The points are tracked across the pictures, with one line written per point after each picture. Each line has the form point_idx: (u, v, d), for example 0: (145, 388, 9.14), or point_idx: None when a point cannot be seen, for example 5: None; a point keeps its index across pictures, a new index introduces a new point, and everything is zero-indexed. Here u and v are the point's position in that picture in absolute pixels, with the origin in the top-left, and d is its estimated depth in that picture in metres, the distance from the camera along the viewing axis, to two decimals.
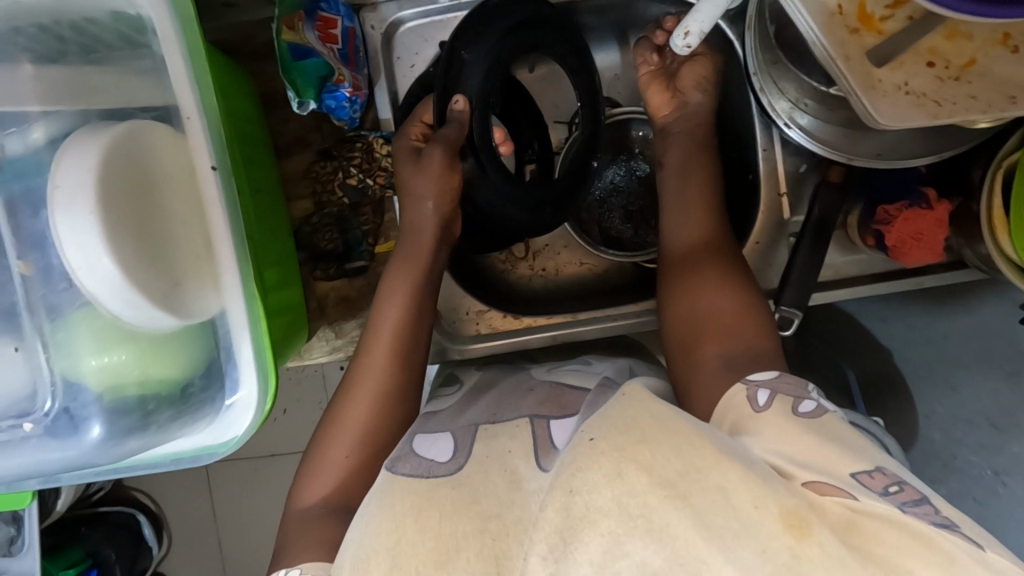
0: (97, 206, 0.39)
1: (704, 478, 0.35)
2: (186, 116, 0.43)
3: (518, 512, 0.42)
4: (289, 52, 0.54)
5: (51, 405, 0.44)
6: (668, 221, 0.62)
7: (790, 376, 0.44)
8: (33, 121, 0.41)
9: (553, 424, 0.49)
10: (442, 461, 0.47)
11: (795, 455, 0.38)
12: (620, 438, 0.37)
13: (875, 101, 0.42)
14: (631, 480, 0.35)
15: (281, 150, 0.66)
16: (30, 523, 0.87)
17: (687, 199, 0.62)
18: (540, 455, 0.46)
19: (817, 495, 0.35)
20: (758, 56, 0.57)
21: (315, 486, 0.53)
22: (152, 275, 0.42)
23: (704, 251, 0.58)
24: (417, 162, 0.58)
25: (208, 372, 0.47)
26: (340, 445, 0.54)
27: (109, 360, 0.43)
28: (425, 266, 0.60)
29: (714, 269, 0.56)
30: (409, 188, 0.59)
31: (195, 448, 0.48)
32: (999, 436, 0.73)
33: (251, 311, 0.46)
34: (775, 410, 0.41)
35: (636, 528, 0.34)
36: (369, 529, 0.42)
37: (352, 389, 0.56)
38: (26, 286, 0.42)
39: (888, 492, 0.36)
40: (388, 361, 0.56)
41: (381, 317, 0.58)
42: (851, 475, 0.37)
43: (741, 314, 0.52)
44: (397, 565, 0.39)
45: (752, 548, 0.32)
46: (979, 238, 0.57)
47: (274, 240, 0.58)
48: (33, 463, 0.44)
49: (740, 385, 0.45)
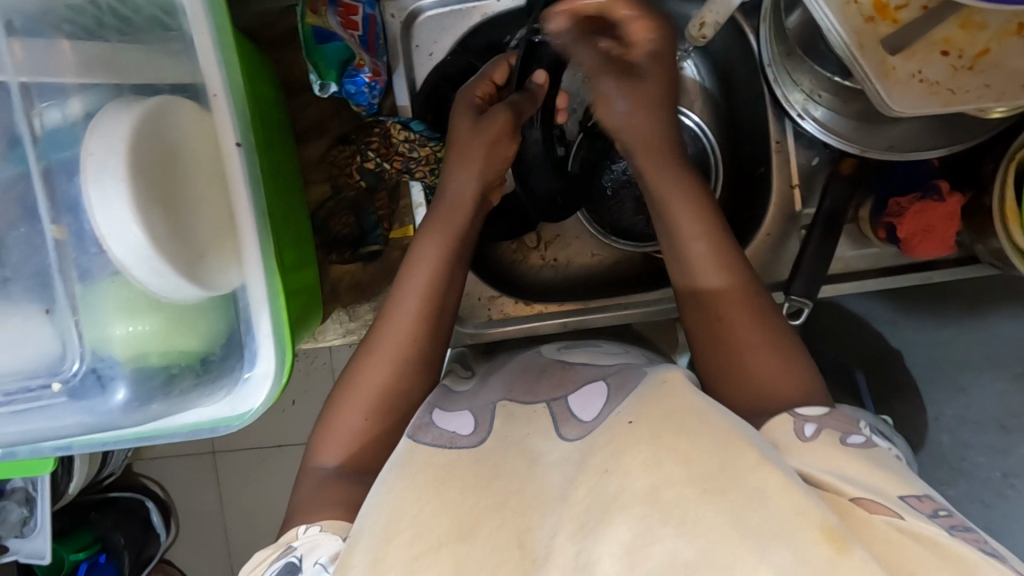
0: (128, 175, 0.40)
1: (742, 482, 0.36)
2: (211, 92, 0.44)
3: (539, 484, 0.43)
4: (312, 36, 0.55)
5: (79, 366, 0.45)
6: (678, 269, 0.53)
7: (839, 414, 0.44)
8: (69, 93, 0.42)
9: (572, 397, 0.48)
10: (464, 433, 0.48)
11: (843, 473, 0.39)
12: (661, 427, 0.40)
13: (888, 87, 0.43)
14: (669, 469, 0.38)
15: (298, 137, 0.68)
16: (42, 504, 0.89)
17: (707, 245, 0.52)
18: (562, 425, 0.46)
19: (865, 512, 0.36)
20: (772, 48, 0.58)
21: (330, 446, 0.54)
22: (177, 246, 0.42)
23: (739, 305, 0.50)
24: (476, 124, 0.60)
25: (227, 344, 0.49)
26: (357, 407, 0.54)
27: (136, 327, 0.45)
28: (456, 235, 0.58)
29: (746, 324, 0.49)
30: (458, 150, 0.60)
31: (213, 418, 0.48)
32: (1008, 439, 0.73)
33: (270, 288, 0.47)
34: (823, 440, 0.41)
35: (671, 518, 0.36)
36: (391, 495, 0.42)
37: (371, 360, 0.55)
38: (59, 249, 0.43)
39: (938, 515, 0.37)
40: (411, 331, 0.56)
41: (411, 283, 0.57)
42: (900, 496, 0.38)
43: (777, 347, 0.49)
44: (419, 534, 0.40)
45: (787, 548, 0.33)
46: (990, 233, 0.58)
47: (292, 222, 0.59)
48: (61, 423, 0.46)
49: (786, 416, 0.44)
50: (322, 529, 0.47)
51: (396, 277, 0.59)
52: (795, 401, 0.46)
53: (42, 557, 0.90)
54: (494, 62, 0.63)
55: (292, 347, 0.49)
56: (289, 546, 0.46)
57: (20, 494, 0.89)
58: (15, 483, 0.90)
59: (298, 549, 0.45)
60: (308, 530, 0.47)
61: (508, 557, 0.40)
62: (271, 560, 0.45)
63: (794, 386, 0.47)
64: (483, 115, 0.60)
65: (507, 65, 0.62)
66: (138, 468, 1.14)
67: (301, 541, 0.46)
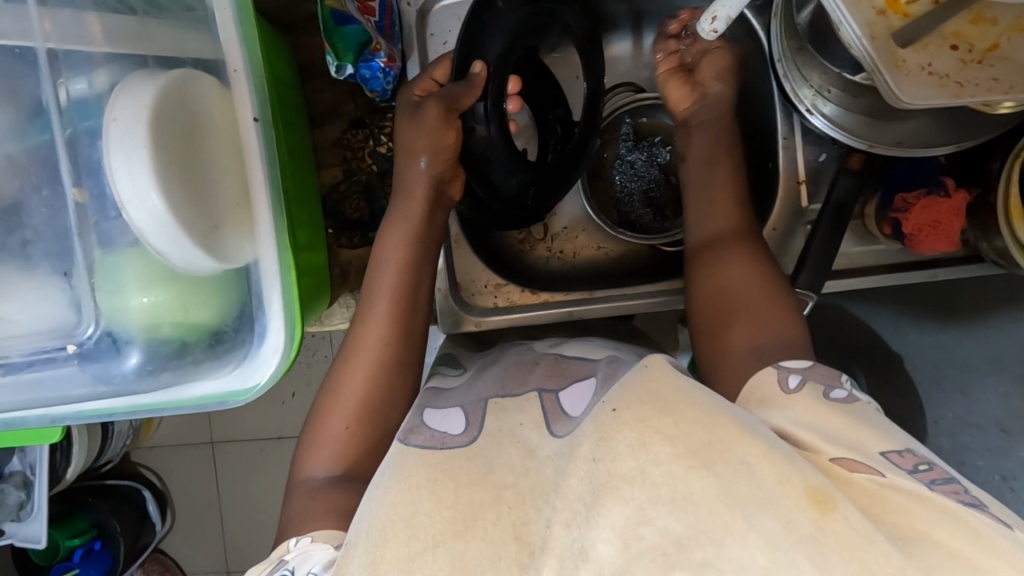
0: (149, 143, 0.40)
1: (728, 450, 0.36)
2: (232, 68, 0.45)
3: (532, 480, 0.41)
4: (331, 18, 0.56)
5: (95, 330, 0.46)
6: (695, 217, 0.63)
7: (822, 367, 0.47)
8: (95, 64, 0.43)
9: (562, 396, 0.49)
10: (454, 433, 0.47)
11: (821, 428, 0.41)
12: (644, 410, 0.37)
13: (898, 79, 0.43)
14: (656, 450, 0.36)
15: (313, 120, 0.69)
16: (39, 488, 0.89)
17: (717, 187, 0.63)
18: (552, 423, 0.46)
19: (846, 471, 0.38)
20: (783, 43, 0.59)
21: (316, 457, 0.54)
22: (196, 216, 0.43)
23: (739, 238, 0.59)
24: (414, 117, 0.60)
25: (240, 316, 0.50)
26: (340, 414, 0.55)
27: (152, 297, 0.45)
28: (417, 230, 0.60)
29: (746, 253, 0.58)
30: (407, 146, 0.61)
31: (223, 391, 0.49)
32: (1008, 440, 0.71)
33: (282, 262, 0.48)
34: (805, 392, 0.44)
35: (661, 499, 0.35)
36: (380, 500, 0.41)
37: (349, 363, 0.57)
38: (81, 212, 0.43)
39: (918, 470, 0.38)
40: (385, 333, 0.58)
41: (381, 285, 0.59)
42: (881, 452, 0.39)
43: (774, 305, 0.54)
44: (415, 533, 0.39)
45: (776, 517, 0.33)
46: (995, 231, 0.58)
47: (305, 202, 0.59)
48: (79, 384, 0.48)
49: (772, 368, 0.47)
50: (314, 540, 0.47)
51: (365, 284, 0.60)
52: (781, 357, 0.49)
53: (38, 542, 0.90)
54: (439, 58, 0.62)
55: (303, 321, 0.50)
56: (280, 561, 0.45)
57: (17, 477, 0.89)
58: (13, 466, 0.89)
59: (291, 562, 0.45)
60: (299, 543, 0.47)
61: (505, 551, 0.38)
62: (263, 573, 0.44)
63: (781, 331, 0.52)
64: (419, 109, 0.59)
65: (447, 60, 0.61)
66: (136, 456, 1.15)
67: (292, 553, 0.46)
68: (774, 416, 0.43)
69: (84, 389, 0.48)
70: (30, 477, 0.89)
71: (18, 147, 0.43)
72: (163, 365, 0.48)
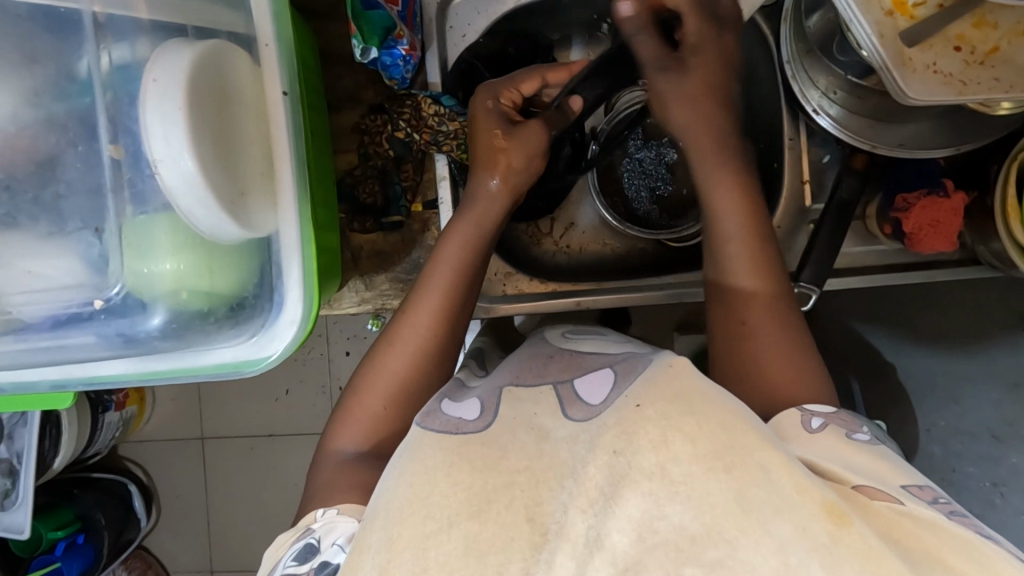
0: (184, 105, 0.41)
1: (749, 455, 0.35)
2: (262, 43, 0.47)
3: (549, 461, 0.39)
4: (359, 3, 0.55)
5: (120, 288, 0.47)
6: (733, 259, 0.52)
7: (845, 414, 0.46)
8: (140, 31, 0.44)
9: (578, 382, 0.45)
10: (470, 419, 0.44)
11: (844, 461, 0.40)
12: (669, 407, 0.37)
13: (905, 75, 0.45)
14: (677, 449, 0.35)
15: (334, 106, 0.70)
16: (25, 476, 0.88)
17: (722, 225, 0.53)
18: (567, 407, 0.43)
19: (867, 498, 0.37)
20: (790, 45, 0.62)
21: (348, 430, 0.54)
22: (224, 183, 0.44)
23: (758, 273, 0.52)
24: (513, 134, 0.61)
25: (260, 285, 0.50)
26: (377, 393, 0.54)
27: (179, 262, 0.46)
28: (481, 236, 0.58)
29: (762, 285, 0.52)
30: (493, 152, 0.61)
31: (240, 360, 0.50)
32: (998, 446, 0.72)
33: (302, 235, 0.49)
34: (827, 432, 0.43)
35: (678, 496, 0.34)
36: (402, 478, 0.40)
37: (390, 346, 0.56)
38: (117, 169, 0.45)
39: (938, 502, 0.38)
40: (432, 325, 0.56)
41: (436, 277, 0.57)
42: (901, 484, 0.39)
43: (800, 353, 0.50)
44: (430, 513, 0.38)
45: (793, 522, 0.33)
46: (992, 234, 0.61)
47: (323, 183, 0.61)
48: (102, 337, 0.49)
49: (794, 410, 0.45)
50: (339, 512, 0.47)
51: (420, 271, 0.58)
52: (804, 398, 0.47)
53: (19, 532, 0.89)
54: (525, 72, 0.65)
55: (319, 295, 0.50)
56: (308, 528, 0.47)
57: (3, 464, 0.88)
58: None
59: (317, 531, 0.46)
60: (326, 513, 0.48)
61: (516, 533, 0.36)
62: (293, 540, 0.46)
63: (800, 393, 0.47)
64: (515, 125, 0.61)
65: (537, 79, 0.65)
66: (123, 450, 1.14)
67: (319, 522, 0.47)
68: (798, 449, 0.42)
69: (108, 341, 0.50)
70: (15, 464, 0.88)
71: (58, 106, 0.44)
72: (185, 326, 0.50)
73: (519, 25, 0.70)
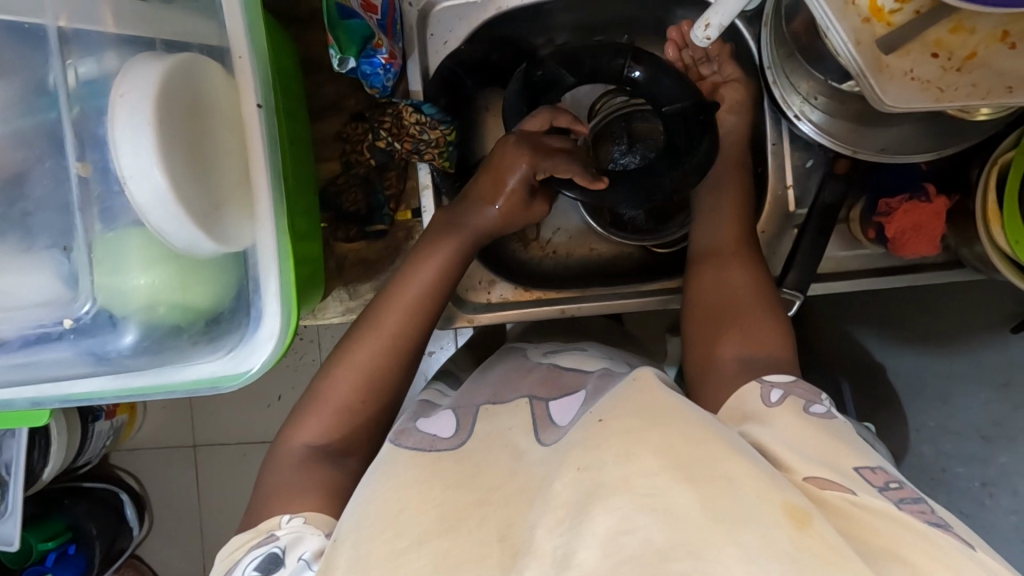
0: (153, 118, 0.40)
1: (715, 466, 0.34)
2: (237, 54, 0.46)
3: (522, 481, 0.40)
4: (336, 12, 0.55)
5: (90, 307, 0.46)
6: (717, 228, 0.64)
7: (803, 382, 0.47)
8: (108, 46, 0.44)
9: (551, 404, 0.48)
10: (444, 436, 0.46)
11: (798, 444, 0.40)
12: (634, 421, 0.37)
13: (882, 81, 0.45)
14: (644, 461, 0.35)
15: (313, 114, 0.69)
16: (13, 490, 0.87)
17: (725, 198, 0.65)
18: (540, 430, 0.44)
19: (819, 489, 0.37)
20: (772, 50, 0.61)
21: (311, 424, 0.54)
22: (196, 196, 0.43)
23: (736, 252, 0.61)
24: (526, 209, 0.67)
25: (237, 298, 0.50)
26: (350, 387, 0.55)
27: (151, 277, 0.45)
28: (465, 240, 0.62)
29: (746, 264, 0.60)
30: (504, 213, 0.65)
31: (216, 376, 0.49)
32: (987, 447, 0.72)
33: (280, 247, 0.48)
34: (785, 406, 0.44)
35: (647, 507, 0.33)
36: (372, 495, 0.40)
37: (359, 338, 0.57)
38: (85, 186, 0.44)
39: (888, 488, 0.38)
40: (402, 324, 0.58)
41: (414, 278, 0.59)
42: (853, 467, 0.39)
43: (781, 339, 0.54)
44: (399, 531, 0.37)
45: (756, 533, 0.31)
46: (974, 237, 0.61)
47: (303, 192, 0.60)
48: (76, 354, 0.48)
49: (756, 384, 0.47)
50: (306, 521, 0.46)
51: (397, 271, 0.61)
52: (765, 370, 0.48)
53: (10, 543, 0.87)
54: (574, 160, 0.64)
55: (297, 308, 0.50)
56: (271, 536, 0.45)
57: None
58: None
59: (281, 540, 0.45)
60: (292, 521, 0.46)
61: (490, 551, 0.36)
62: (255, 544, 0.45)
63: (767, 347, 0.52)
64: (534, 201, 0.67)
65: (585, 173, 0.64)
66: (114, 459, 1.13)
67: (284, 530, 0.46)
68: (756, 429, 0.43)
69: (81, 357, 0.49)
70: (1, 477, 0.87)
71: (26, 122, 0.44)
72: (158, 342, 0.49)
73: (501, 31, 0.70)
